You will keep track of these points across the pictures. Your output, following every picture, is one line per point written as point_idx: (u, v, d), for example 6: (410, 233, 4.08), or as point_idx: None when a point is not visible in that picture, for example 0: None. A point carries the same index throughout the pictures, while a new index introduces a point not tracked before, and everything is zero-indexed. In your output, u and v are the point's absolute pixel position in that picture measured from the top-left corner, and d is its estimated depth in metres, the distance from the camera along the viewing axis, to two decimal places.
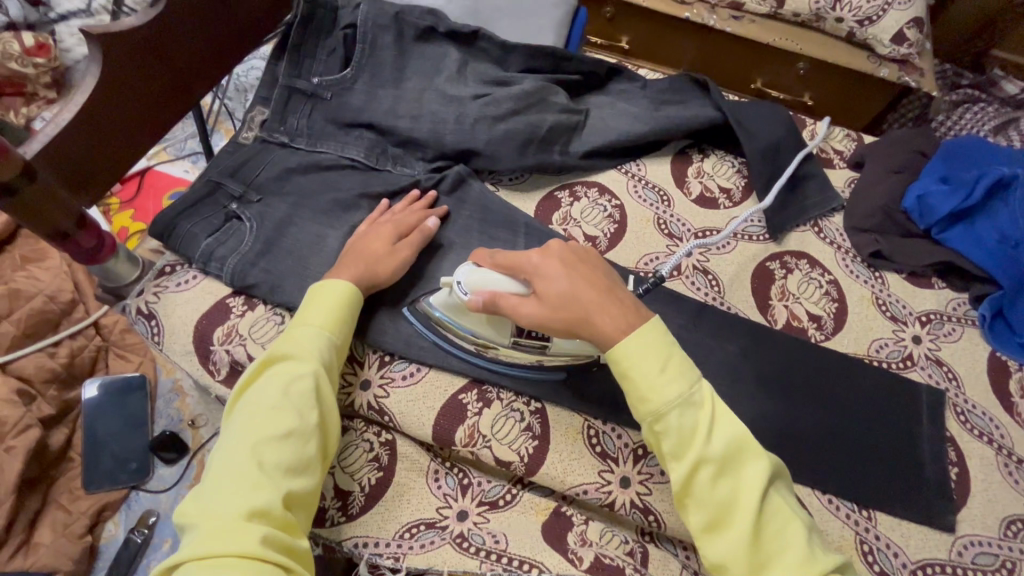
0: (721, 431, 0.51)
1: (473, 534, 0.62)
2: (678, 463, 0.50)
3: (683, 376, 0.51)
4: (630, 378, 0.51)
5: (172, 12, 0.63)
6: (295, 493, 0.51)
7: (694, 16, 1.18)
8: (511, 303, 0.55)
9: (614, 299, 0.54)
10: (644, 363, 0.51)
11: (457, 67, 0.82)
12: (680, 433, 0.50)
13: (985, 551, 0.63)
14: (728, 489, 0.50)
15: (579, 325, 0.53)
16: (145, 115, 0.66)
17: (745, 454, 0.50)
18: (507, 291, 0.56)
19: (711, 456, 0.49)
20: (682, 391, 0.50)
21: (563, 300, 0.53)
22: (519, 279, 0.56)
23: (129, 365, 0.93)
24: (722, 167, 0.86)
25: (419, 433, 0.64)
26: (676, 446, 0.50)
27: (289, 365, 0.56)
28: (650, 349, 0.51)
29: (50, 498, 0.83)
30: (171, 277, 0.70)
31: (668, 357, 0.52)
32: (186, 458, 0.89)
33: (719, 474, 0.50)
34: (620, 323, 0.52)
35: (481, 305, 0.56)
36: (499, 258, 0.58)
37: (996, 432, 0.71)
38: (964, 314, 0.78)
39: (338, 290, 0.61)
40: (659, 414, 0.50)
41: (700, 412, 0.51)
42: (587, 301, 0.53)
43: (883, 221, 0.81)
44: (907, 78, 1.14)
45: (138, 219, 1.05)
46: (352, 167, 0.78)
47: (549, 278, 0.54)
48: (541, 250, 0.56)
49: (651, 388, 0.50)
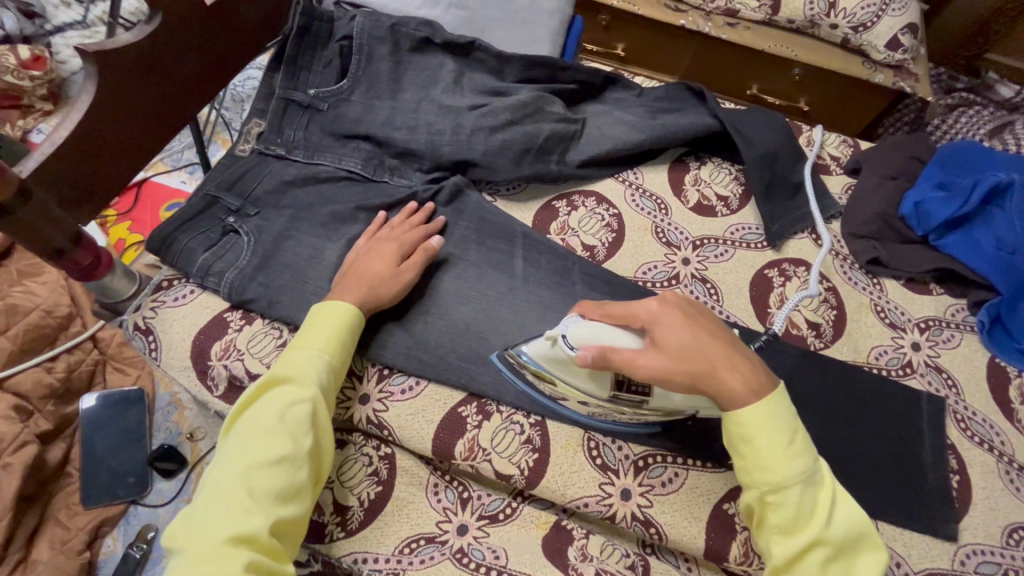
0: (841, 516, 0.51)
1: (473, 549, 0.62)
2: (789, 538, 0.50)
3: (807, 454, 0.51)
4: (752, 446, 0.51)
5: (166, 28, 0.63)
6: (284, 519, 0.51)
7: (689, 23, 1.18)
8: (627, 356, 0.53)
9: (736, 353, 0.53)
10: (773, 436, 0.50)
11: (453, 78, 0.82)
12: (796, 509, 0.49)
13: (987, 559, 0.63)
14: (840, 575, 0.49)
15: (705, 378, 0.51)
16: (140, 130, 0.66)
17: (861, 543, 0.50)
18: (621, 344, 0.54)
19: (829, 538, 0.49)
20: (807, 469, 0.50)
21: (685, 351, 0.52)
22: (633, 330, 0.55)
23: (127, 378, 0.93)
24: (719, 175, 0.86)
25: (418, 447, 0.64)
26: (789, 521, 0.49)
27: (286, 388, 0.56)
28: (781, 425, 0.51)
29: (48, 514, 0.82)
30: (168, 292, 0.70)
31: (795, 435, 0.51)
32: (184, 472, 0.88)
33: (832, 558, 0.49)
34: (746, 379, 0.51)
35: (593, 358, 0.54)
36: (610, 309, 0.57)
37: (997, 439, 0.70)
38: (962, 321, 0.78)
39: (340, 312, 0.61)
40: (778, 485, 0.50)
41: (820, 492, 0.51)
42: (712, 355, 0.52)
43: (880, 228, 0.82)
44: (902, 83, 1.14)
45: (136, 231, 1.05)
46: (349, 179, 0.78)
47: (669, 328, 0.53)
48: (657, 299, 0.55)
49: (773, 460, 0.50)
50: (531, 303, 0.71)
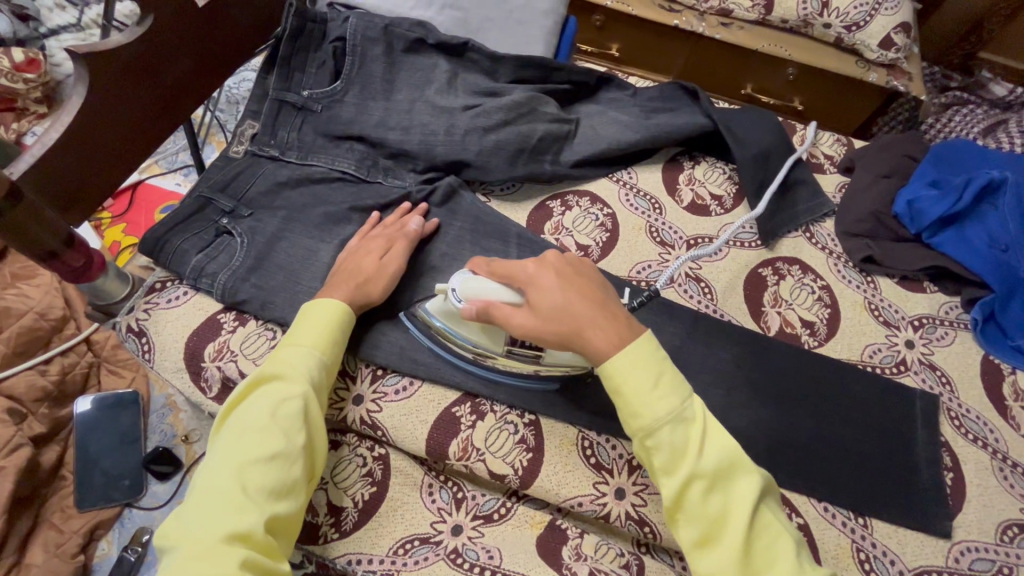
0: (714, 446, 0.51)
1: (467, 550, 0.62)
2: (669, 477, 0.50)
3: (676, 391, 0.51)
4: (622, 395, 0.51)
5: (157, 30, 0.63)
6: (279, 516, 0.51)
7: (683, 24, 1.19)
8: (504, 313, 0.55)
9: (609, 313, 0.53)
10: (638, 378, 0.50)
11: (446, 78, 0.82)
12: (671, 449, 0.50)
13: (982, 556, 0.63)
14: (719, 504, 0.49)
15: (571, 337, 0.53)
16: (132, 130, 0.66)
17: (735, 470, 0.50)
18: (501, 300, 0.56)
19: (704, 471, 0.49)
20: (673, 406, 0.50)
21: (555, 311, 0.53)
22: (514, 288, 0.56)
23: (122, 381, 0.92)
24: (713, 174, 0.86)
25: (412, 447, 0.64)
26: (668, 461, 0.50)
27: (278, 385, 0.56)
28: (644, 364, 0.51)
29: (42, 517, 0.82)
30: (162, 293, 0.70)
31: (660, 372, 0.51)
32: (180, 474, 0.88)
33: (710, 489, 0.50)
34: (612, 338, 0.52)
35: (475, 313, 0.56)
36: (495, 267, 0.58)
37: (990, 436, 0.71)
38: (956, 318, 0.78)
39: (331, 309, 0.61)
40: (649, 429, 0.50)
41: (692, 427, 0.51)
42: (580, 314, 0.53)
43: (874, 225, 0.82)
44: (895, 83, 1.15)
45: (131, 233, 1.05)
46: (343, 179, 0.78)
47: (543, 288, 0.54)
48: (536, 260, 0.56)
49: (641, 403, 0.50)
50: None
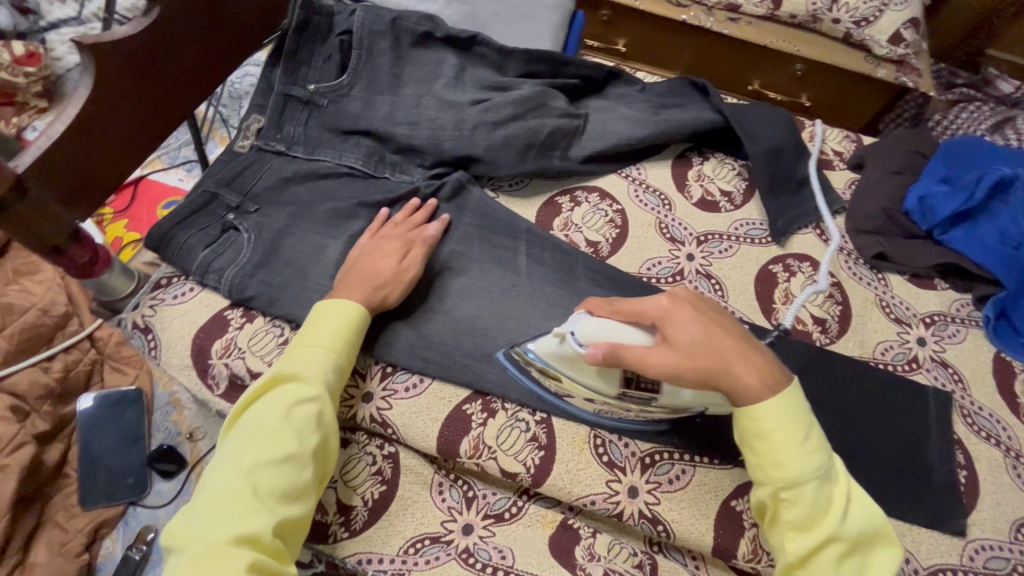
0: (857, 513, 0.51)
1: (479, 549, 0.61)
2: (805, 534, 0.50)
3: (823, 451, 0.51)
4: (766, 442, 0.50)
5: (163, 22, 0.62)
6: (288, 518, 0.51)
7: (691, 19, 1.18)
8: (639, 354, 0.52)
9: (749, 350, 0.52)
10: (788, 434, 0.50)
11: (454, 73, 0.81)
12: (812, 506, 0.49)
13: (996, 555, 0.63)
14: (853, 569, 0.49)
15: (718, 374, 0.51)
16: (138, 124, 0.65)
17: (877, 541, 0.51)
18: (632, 341, 0.53)
19: (845, 535, 0.49)
20: (821, 465, 0.50)
21: (697, 347, 0.51)
22: (644, 327, 0.54)
23: (125, 378, 0.91)
24: (723, 170, 0.85)
25: (423, 446, 0.63)
26: (805, 517, 0.49)
27: (291, 386, 0.55)
28: (797, 422, 0.50)
29: (46, 516, 0.81)
30: (167, 290, 0.69)
31: (809, 431, 0.51)
32: (184, 472, 0.87)
33: (848, 554, 0.49)
34: (759, 375, 0.51)
35: (605, 357, 0.52)
36: (619, 306, 0.55)
37: (1003, 434, 0.70)
38: (968, 315, 0.77)
39: (346, 310, 0.60)
40: (793, 482, 0.50)
41: (836, 488, 0.51)
42: (725, 350, 0.51)
43: (885, 221, 0.81)
44: (904, 78, 1.13)
45: (133, 229, 1.04)
46: (350, 175, 0.77)
47: (681, 325, 0.52)
48: (668, 295, 0.54)
49: (791, 458, 0.50)
50: (536, 300, 0.71)
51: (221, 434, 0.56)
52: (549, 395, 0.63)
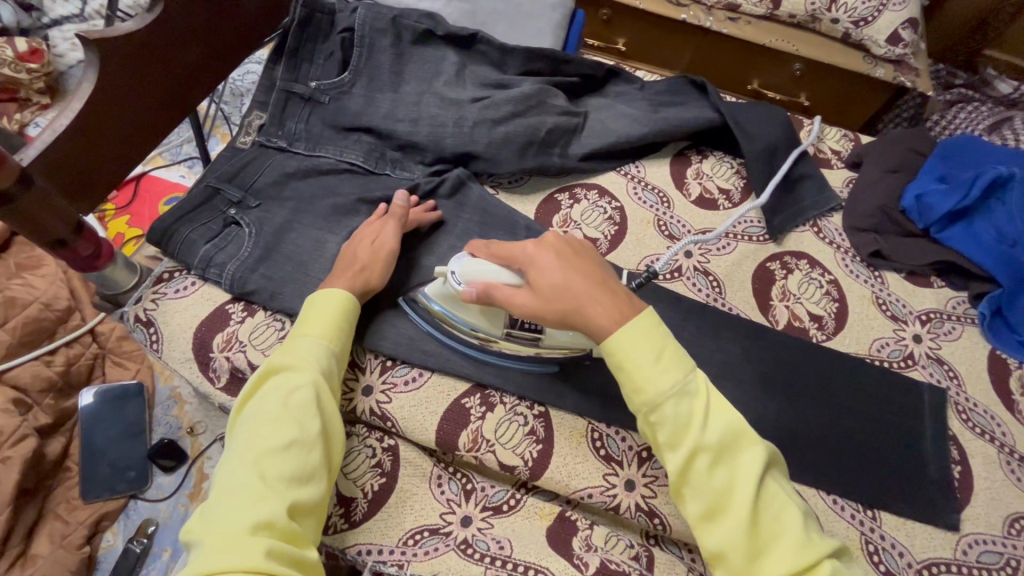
0: (719, 420, 0.51)
1: (478, 540, 0.62)
2: (674, 452, 0.51)
3: (677, 365, 0.52)
4: (626, 370, 0.52)
5: (167, 17, 0.62)
6: (302, 503, 0.51)
7: (690, 18, 1.19)
8: (504, 293, 0.56)
9: (607, 291, 0.54)
10: (641, 354, 0.51)
11: (455, 70, 0.82)
12: (675, 422, 0.50)
13: (989, 549, 0.63)
14: (724, 478, 0.50)
15: (571, 315, 0.54)
16: (143, 119, 0.65)
17: (740, 442, 0.51)
18: (501, 281, 0.57)
19: (707, 444, 0.50)
20: (677, 380, 0.51)
21: (554, 289, 0.54)
22: (513, 269, 0.58)
23: (127, 372, 0.92)
24: (721, 168, 0.86)
25: (423, 439, 0.64)
26: (672, 435, 0.51)
27: (288, 376, 0.56)
28: (646, 340, 0.52)
29: (48, 508, 0.82)
30: (170, 284, 0.69)
31: (663, 347, 0.52)
32: (185, 466, 0.87)
33: (716, 462, 0.50)
34: (613, 314, 0.53)
35: (477, 296, 0.57)
36: (493, 249, 0.59)
37: (998, 430, 0.71)
38: (963, 313, 0.78)
39: (333, 298, 0.61)
40: (653, 404, 0.51)
41: (696, 400, 0.51)
42: (580, 291, 0.54)
43: (881, 220, 0.82)
44: (902, 78, 1.14)
45: (134, 224, 1.05)
46: (351, 171, 0.78)
47: (542, 268, 0.55)
48: (536, 241, 0.57)
49: (645, 379, 0.51)
50: None
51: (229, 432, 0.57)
52: (447, 336, 0.66)
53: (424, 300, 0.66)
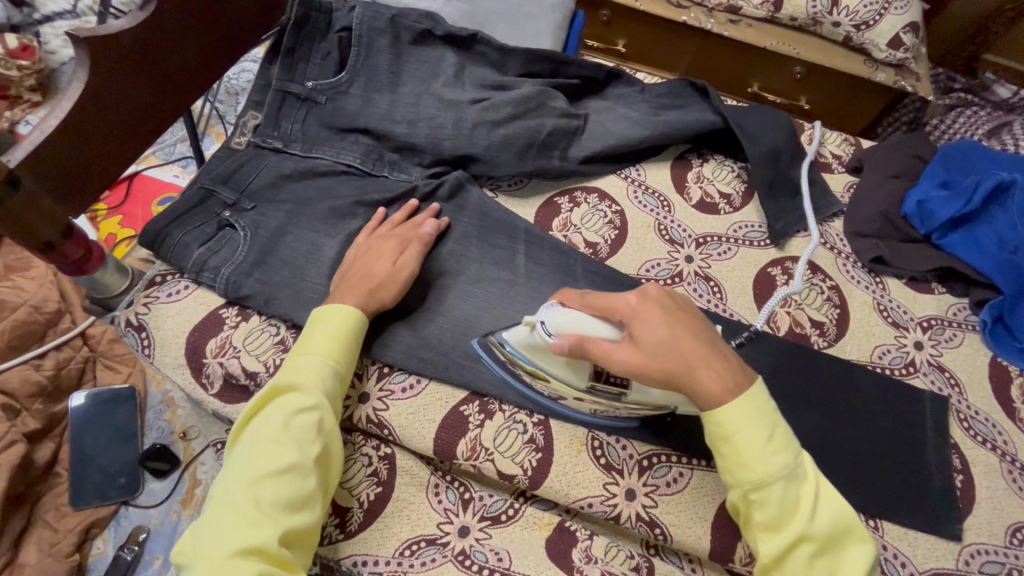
0: (827, 510, 0.50)
1: (475, 551, 0.61)
2: (775, 535, 0.49)
3: (788, 448, 0.50)
4: (732, 445, 0.50)
5: (160, 15, 0.61)
6: (295, 528, 0.50)
7: (691, 20, 1.18)
8: (604, 348, 0.52)
9: (715, 354, 0.51)
10: (752, 435, 0.49)
11: (454, 71, 0.81)
12: (781, 506, 0.49)
13: (991, 559, 0.63)
14: (825, 568, 0.49)
15: (679, 377, 0.50)
16: (134, 121, 0.64)
17: (849, 536, 0.50)
18: (598, 334, 0.53)
19: (814, 534, 0.49)
20: (788, 464, 0.49)
21: (660, 347, 0.51)
22: (611, 322, 0.54)
23: (118, 376, 0.90)
24: (722, 172, 0.85)
25: (420, 447, 0.63)
26: (774, 518, 0.49)
27: (291, 396, 0.55)
28: (760, 422, 0.50)
29: (36, 515, 0.80)
30: (162, 288, 0.68)
31: (775, 429, 0.50)
32: (177, 472, 0.85)
33: (819, 552, 0.49)
34: (724, 381, 0.50)
35: (570, 348, 0.53)
36: (589, 299, 0.55)
37: (999, 438, 0.70)
38: (965, 319, 0.78)
39: (341, 314, 0.60)
40: (759, 483, 0.49)
41: (805, 487, 0.50)
42: (691, 351, 0.51)
43: (883, 225, 0.81)
44: (903, 82, 1.14)
45: (127, 225, 1.03)
46: (348, 173, 0.76)
47: (648, 324, 0.52)
48: (638, 293, 0.54)
49: (755, 459, 0.49)
50: (536, 301, 0.70)
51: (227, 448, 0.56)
52: (526, 385, 0.63)
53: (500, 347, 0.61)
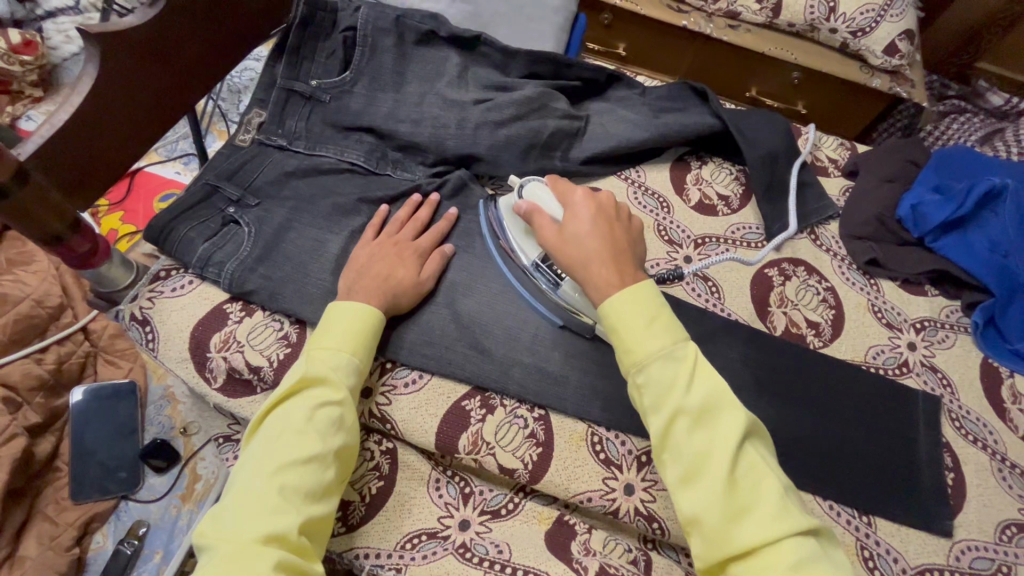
0: (702, 384, 0.50)
1: (476, 544, 0.61)
2: (657, 416, 0.50)
3: (668, 332, 0.52)
4: (618, 334, 0.53)
5: (169, 12, 0.61)
6: (313, 517, 0.51)
7: (691, 25, 1.20)
8: (541, 220, 0.62)
9: (621, 262, 0.57)
10: (630, 317, 0.53)
11: (457, 71, 0.82)
12: (658, 384, 0.50)
13: (981, 555, 0.64)
14: (706, 441, 0.49)
15: (576, 265, 0.57)
16: (142, 115, 0.64)
17: (724, 406, 0.50)
18: (546, 211, 0.62)
19: (689, 407, 0.49)
20: (665, 346, 0.51)
21: (577, 235, 0.59)
22: (561, 207, 0.62)
23: (119, 371, 0.91)
24: (720, 174, 0.87)
25: (422, 441, 0.63)
26: (656, 397, 0.50)
27: (315, 389, 0.55)
28: (640, 306, 0.53)
29: (37, 508, 0.81)
30: (166, 282, 0.68)
31: (655, 315, 0.53)
32: (177, 467, 0.86)
33: (696, 425, 0.49)
34: (609, 281, 0.55)
35: (524, 210, 0.63)
36: (558, 184, 0.64)
37: (989, 437, 0.72)
38: (957, 321, 0.79)
39: (360, 312, 0.60)
40: (640, 364, 0.51)
41: (682, 365, 0.51)
42: (595, 250, 0.57)
43: (878, 228, 0.83)
44: (898, 89, 1.16)
45: (128, 221, 1.03)
46: (351, 171, 0.77)
47: (580, 215, 0.60)
48: (590, 194, 0.62)
49: (637, 342, 0.52)
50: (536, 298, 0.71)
51: (245, 436, 0.56)
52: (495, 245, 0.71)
53: (496, 212, 0.72)
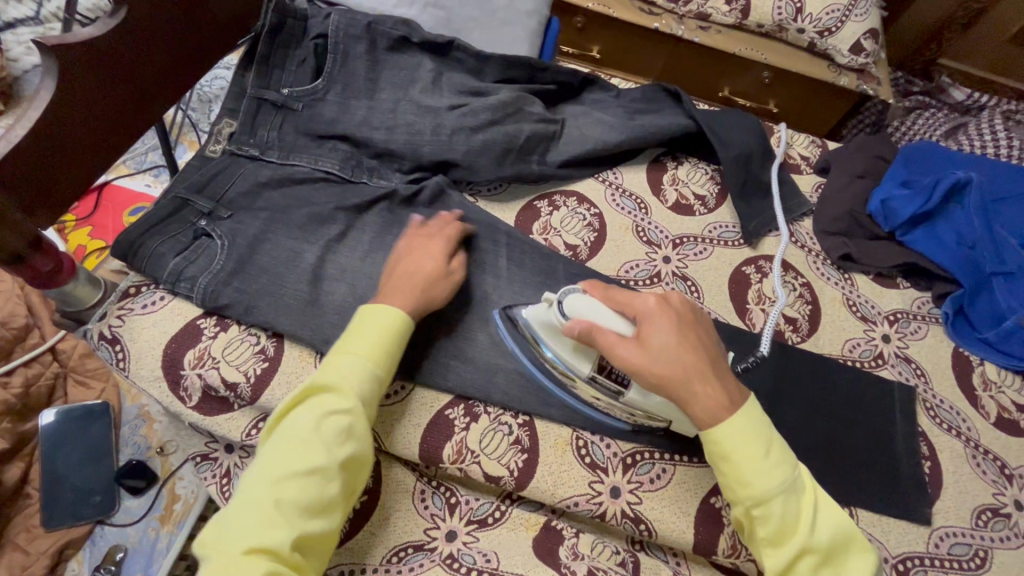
0: (825, 520, 0.52)
1: (463, 554, 0.61)
2: (779, 550, 0.51)
3: (785, 460, 0.52)
4: (733, 463, 0.51)
5: (130, 23, 0.60)
6: (310, 532, 0.50)
7: (663, 27, 1.21)
8: (610, 340, 0.54)
9: (716, 372, 0.53)
10: (749, 452, 0.51)
11: (431, 77, 0.81)
12: (782, 520, 0.50)
13: (959, 541, 0.66)
14: None
15: (676, 386, 0.52)
16: (104, 128, 0.63)
17: (850, 546, 0.52)
18: (609, 327, 0.54)
19: (816, 546, 0.50)
20: (786, 478, 0.51)
21: (664, 351, 0.53)
22: (625, 319, 0.55)
23: (91, 392, 0.88)
24: (696, 174, 0.87)
25: (406, 453, 0.63)
26: (777, 534, 0.50)
27: (328, 397, 0.54)
28: (758, 436, 0.52)
29: (7, 537, 0.78)
30: (136, 299, 0.67)
31: (771, 443, 0.52)
32: (154, 489, 0.83)
33: (821, 564, 0.51)
34: (718, 399, 0.52)
35: (577, 332, 0.54)
36: (610, 293, 0.57)
37: (963, 425, 0.74)
38: (928, 313, 0.81)
39: (387, 317, 0.59)
40: (761, 499, 0.50)
41: (804, 498, 0.52)
42: (691, 365, 0.53)
43: (849, 223, 0.84)
44: (865, 87, 1.19)
45: (97, 236, 1.01)
46: (327, 179, 0.76)
47: (658, 327, 0.54)
48: (659, 296, 0.56)
49: (753, 477, 0.51)
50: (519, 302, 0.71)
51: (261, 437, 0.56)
52: (521, 351, 0.65)
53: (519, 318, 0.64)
